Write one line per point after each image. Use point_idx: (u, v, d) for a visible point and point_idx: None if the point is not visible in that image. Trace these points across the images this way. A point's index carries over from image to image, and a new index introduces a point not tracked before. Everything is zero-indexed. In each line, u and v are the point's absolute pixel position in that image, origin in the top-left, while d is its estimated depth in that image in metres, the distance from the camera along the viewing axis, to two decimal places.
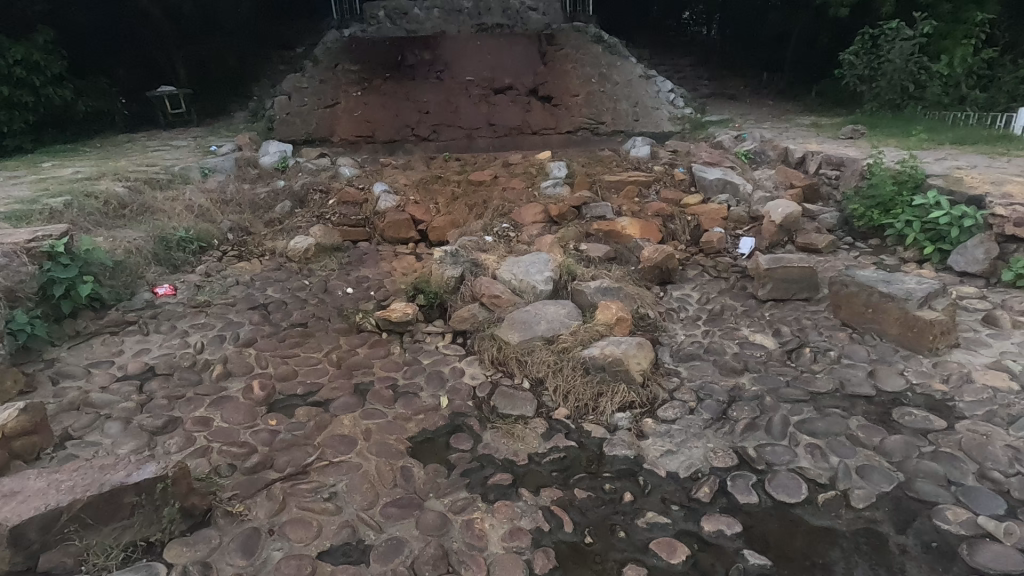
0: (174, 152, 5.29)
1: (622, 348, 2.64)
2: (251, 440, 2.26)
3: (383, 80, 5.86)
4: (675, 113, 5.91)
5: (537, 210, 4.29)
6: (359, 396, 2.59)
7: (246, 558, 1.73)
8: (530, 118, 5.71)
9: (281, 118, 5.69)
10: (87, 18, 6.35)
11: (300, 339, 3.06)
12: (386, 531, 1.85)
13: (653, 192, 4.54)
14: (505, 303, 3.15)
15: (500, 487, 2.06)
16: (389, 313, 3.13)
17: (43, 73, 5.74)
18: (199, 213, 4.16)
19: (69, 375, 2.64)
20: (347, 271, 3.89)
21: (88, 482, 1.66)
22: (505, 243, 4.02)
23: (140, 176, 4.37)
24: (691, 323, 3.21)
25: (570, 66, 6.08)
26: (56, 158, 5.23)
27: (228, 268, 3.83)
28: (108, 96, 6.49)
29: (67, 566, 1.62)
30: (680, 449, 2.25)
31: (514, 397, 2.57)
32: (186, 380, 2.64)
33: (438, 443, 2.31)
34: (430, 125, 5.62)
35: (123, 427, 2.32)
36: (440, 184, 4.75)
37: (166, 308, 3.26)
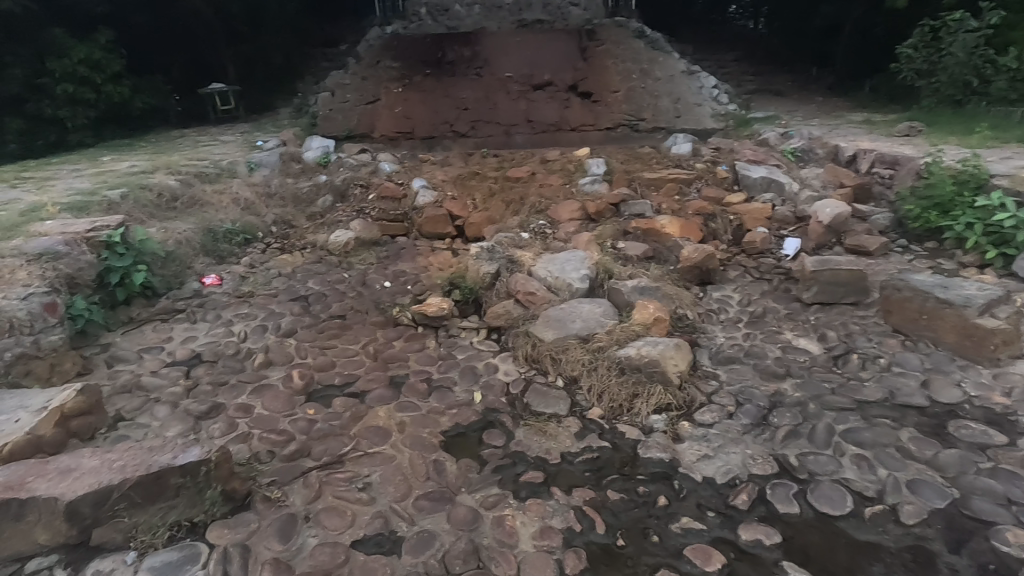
0: (223, 147, 5.46)
1: (658, 349, 2.59)
2: (290, 428, 2.32)
3: (423, 76, 5.92)
4: (717, 110, 5.76)
5: (574, 207, 4.25)
6: (394, 389, 2.63)
7: (282, 543, 1.76)
8: (568, 114, 5.66)
9: (323, 114, 5.81)
10: (144, 18, 6.63)
11: (338, 331, 3.12)
12: (418, 524, 1.87)
13: (694, 191, 4.43)
14: (541, 300, 3.14)
15: (532, 485, 2.05)
16: (425, 307, 3.16)
17: (104, 71, 6.04)
18: (245, 207, 4.30)
19: (123, 359, 2.76)
20: (385, 265, 3.95)
21: (137, 462, 1.73)
22: (541, 240, 4.00)
23: (190, 168, 4.52)
24: (731, 325, 3.12)
25: (610, 62, 6.01)
26: (114, 152, 5.47)
27: (271, 260, 3.94)
28: (163, 92, 6.75)
29: (117, 541, 1.69)
30: (718, 454, 2.19)
31: (547, 395, 2.56)
32: (230, 368, 2.73)
33: (471, 438, 2.31)
34: (469, 121, 5.63)
35: (171, 411, 2.41)
36: (477, 180, 4.78)
37: (213, 298, 3.38)
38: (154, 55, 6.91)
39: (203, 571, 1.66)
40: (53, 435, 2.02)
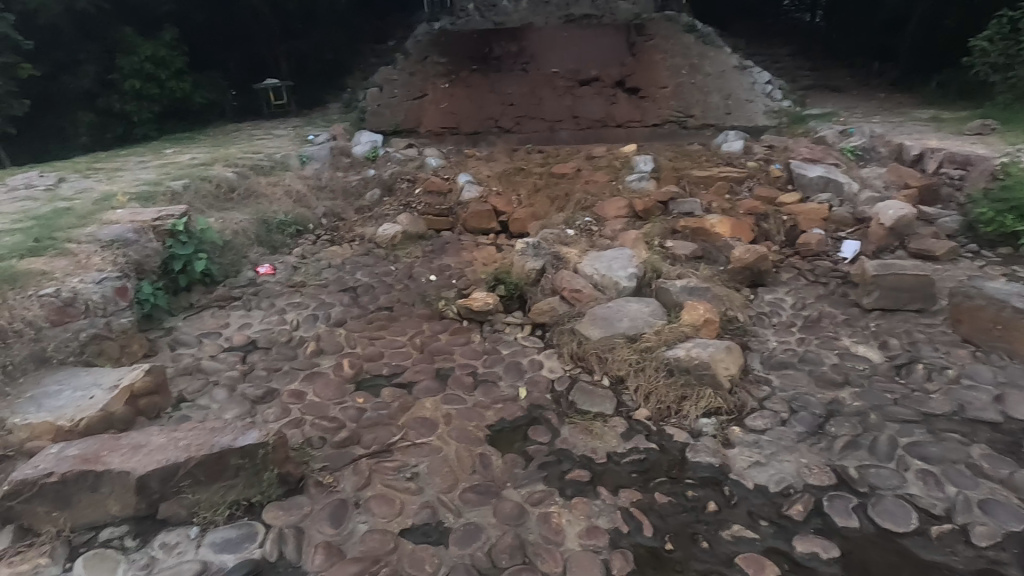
0: (276, 141, 5.64)
1: (709, 351, 2.53)
2: (340, 415, 2.38)
3: (469, 72, 5.90)
4: (771, 107, 5.57)
5: (621, 204, 4.20)
6: (440, 381, 2.66)
7: (334, 527, 1.81)
8: (614, 110, 5.58)
9: (372, 110, 5.91)
10: (205, 17, 6.91)
11: (385, 322, 3.19)
12: (464, 516, 1.88)
13: (745, 189, 4.31)
14: (586, 298, 3.12)
15: (578, 484, 2.04)
16: (470, 301, 3.18)
17: (168, 68, 6.34)
18: (297, 199, 4.44)
19: (184, 343, 2.88)
20: (430, 259, 4.00)
21: (201, 442, 1.81)
22: (587, 237, 3.96)
23: (246, 161, 4.66)
24: (784, 329, 3.01)
25: (659, 57, 5.82)
26: (175, 145, 5.72)
27: (322, 251, 4.05)
28: (221, 88, 7.01)
29: (181, 516, 1.76)
30: (771, 462, 2.12)
31: (593, 393, 2.54)
32: (283, 355, 2.82)
33: (517, 433, 2.32)
34: (514, 117, 5.64)
35: (229, 394, 2.50)
36: (522, 176, 4.78)
37: (267, 287, 3.50)
38: (213, 52, 7.19)
39: (260, 549, 1.71)
40: (121, 412, 2.12)
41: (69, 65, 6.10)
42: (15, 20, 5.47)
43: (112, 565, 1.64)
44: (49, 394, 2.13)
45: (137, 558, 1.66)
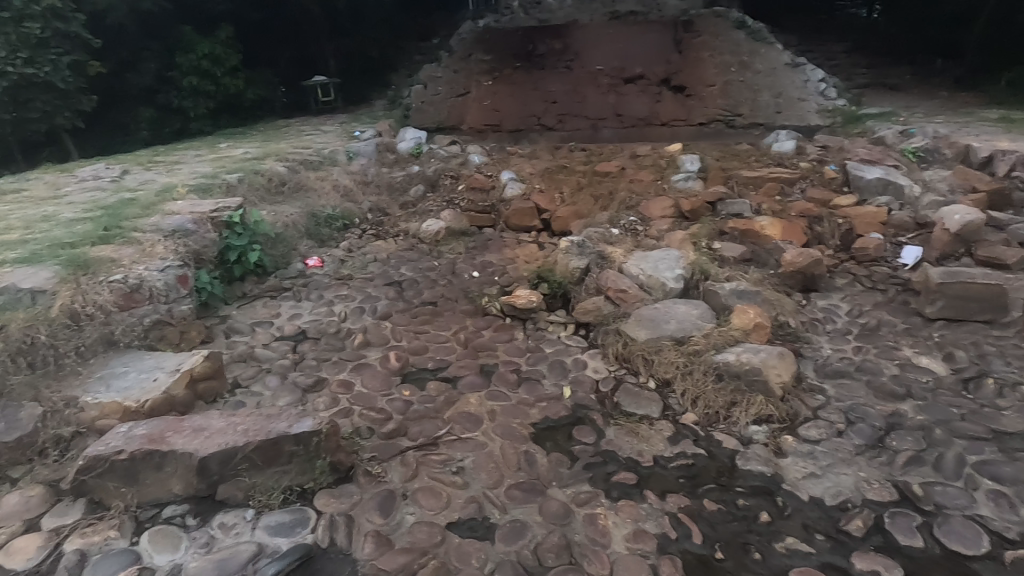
0: (323, 136, 5.76)
1: (760, 357, 2.46)
2: (387, 407, 2.42)
3: (513, 69, 5.87)
4: (824, 105, 5.35)
5: (667, 204, 4.13)
6: (484, 377, 2.67)
7: (383, 517, 1.83)
8: (659, 108, 5.47)
9: (416, 107, 5.98)
10: (259, 15, 7.12)
11: (429, 317, 3.22)
12: (510, 513, 1.88)
13: (797, 191, 4.17)
14: (632, 299, 3.08)
15: (624, 486, 2.02)
16: (514, 299, 3.19)
17: (223, 65, 6.57)
18: (344, 194, 4.53)
19: (238, 331, 2.96)
20: (473, 255, 4.02)
21: (258, 427, 1.87)
22: (632, 237, 3.90)
23: (296, 156, 4.78)
24: (839, 336, 2.90)
25: (706, 55, 5.63)
26: (229, 140, 5.92)
27: (367, 245, 4.13)
28: (272, 85, 7.21)
29: (238, 498, 1.82)
30: (826, 474, 2.05)
31: (639, 396, 2.50)
32: (332, 346, 2.89)
33: (562, 432, 2.31)
34: (556, 115, 5.59)
35: (280, 381, 2.57)
36: (565, 174, 4.76)
37: (315, 279, 3.58)
38: (266, 50, 7.40)
39: (312, 534, 1.75)
40: (182, 395, 2.21)
41: (132, 62, 6.40)
42: (85, 20, 5.77)
43: (174, 541, 1.69)
44: (116, 375, 2.23)
45: (198, 536, 1.71)
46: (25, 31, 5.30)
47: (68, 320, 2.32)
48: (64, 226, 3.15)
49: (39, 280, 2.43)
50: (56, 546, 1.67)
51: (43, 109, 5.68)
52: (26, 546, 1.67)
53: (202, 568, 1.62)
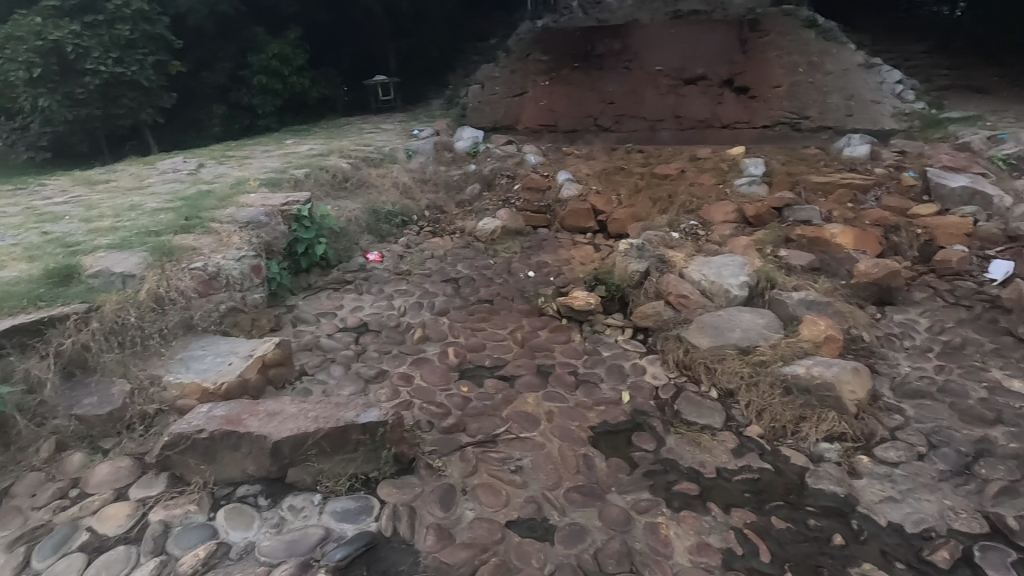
0: (384, 134, 5.89)
1: (833, 371, 2.35)
2: (446, 401, 2.45)
3: (570, 69, 5.85)
4: (901, 109, 4.97)
5: (730, 209, 4.01)
6: (541, 377, 2.66)
7: (444, 511, 1.86)
8: (720, 110, 5.23)
9: (474, 107, 6.03)
10: (325, 17, 7.36)
11: (486, 315, 3.24)
12: (569, 515, 1.87)
13: (872, 199, 3.95)
14: (694, 305, 3.00)
15: (686, 496, 1.97)
16: (571, 300, 3.17)
17: (291, 65, 6.84)
18: (403, 190, 4.62)
19: (304, 320, 3.06)
20: (528, 255, 4.02)
21: (328, 415, 1.93)
22: (692, 241, 3.80)
23: (358, 153, 4.91)
24: (918, 353, 2.72)
25: (774, 54, 5.38)
26: (295, 137, 6.14)
27: (425, 242, 4.20)
28: (336, 84, 7.44)
29: (306, 483, 1.88)
30: (906, 499, 1.93)
31: (700, 405, 2.43)
32: (392, 339, 2.95)
33: (621, 437, 2.27)
34: (614, 115, 5.48)
35: (344, 371, 2.64)
36: (623, 175, 4.69)
37: (376, 273, 3.67)
38: (330, 50, 7.66)
39: (376, 523, 1.79)
40: (254, 380, 2.30)
41: (209, 62, 6.74)
42: (169, 22, 6.14)
43: (248, 520, 1.76)
44: (195, 358, 2.35)
45: (269, 517, 1.78)
46: (116, 33, 5.69)
47: (153, 303, 2.44)
48: (149, 215, 3.35)
49: (130, 265, 2.58)
50: (142, 516, 1.77)
51: (129, 106, 6.06)
52: (116, 514, 1.77)
53: (273, 547, 1.68)
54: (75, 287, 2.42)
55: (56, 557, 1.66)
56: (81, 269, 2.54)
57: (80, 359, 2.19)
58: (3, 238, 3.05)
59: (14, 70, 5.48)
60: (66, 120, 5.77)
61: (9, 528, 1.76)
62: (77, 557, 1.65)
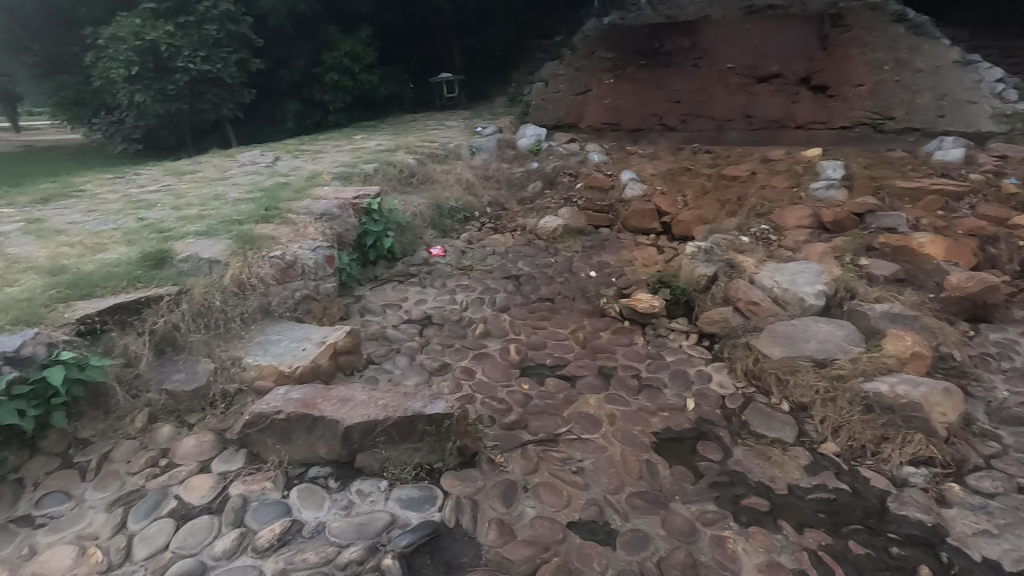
0: (448, 131, 5.98)
1: (921, 391, 2.19)
2: (507, 398, 2.46)
3: (637, 67, 5.67)
4: (1001, 109, 4.49)
5: (805, 213, 3.81)
6: (603, 378, 2.63)
7: (505, 506, 1.87)
8: (795, 109, 4.94)
9: (537, 104, 6.01)
10: (395, 16, 7.55)
11: (548, 313, 3.24)
12: (631, 521, 1.84)
13: (965, 207, 3.66)
14: (765, 312, 2.87)
15: (755, 511, 1.89)
16: (635, 302, 3.12)
17: (362, 62, 7.05)
18: (466, 186, 4.66)
19: (371, 311, 3.14)
20: (590, 255, 3.98)
21: (396, 404, 2.00)
22: (764, 246, 3.64)
23: (424, 148, 5.00)
24: (1018, 377, 2.50)
25: (856, 51, 5.01)
26: (363, 132, 6.33)
27: (486, 238, 4.24)
28: (402, 81, 7.62)
29: (373, 469, 1.94)
30: (1004, 535, 1.77)
31: (771, 418, 2.33)
32: (455, 333, 2.99)
33: (685, 445, 2.21)
34: (680, 115, 5.29)
35: (408, 362, 2.70)
36: (690, 176, 4.56)
37: (439, 268, 3.73)
38: (398, 48, 7.85)
39: (439, 513, 1.82)
40: (326, 365, 2.40)
41: (285, 60, 7.06)
42: (252, 22, 6.45)
43: (319, 501, 1.84)
44: (272, 342, 2.47)
45: (339, 499, 1.85)
46: (205, 32, 6.04)
47: (236, 288, 2.57)
48: (232, 205, 3.53)
49: (215, 252, 2.72)
50: (223, 489, 1.88)
51: (213, 101, 6.42)
52: (201, 485, 1.88)
53: (342, 529, 1.74)
54: (168, 271, 2.59)
55: (148, 520, 1.78)
56: (173, 253, 2.71)
57: (170, 337, 2.34)
58: (105, 223, 3.30)
59: (115, 67, 5.86)
60: (158, 114, 6.18)
61: (108, 490, 1.89)
62: (167, 522, 1.77)
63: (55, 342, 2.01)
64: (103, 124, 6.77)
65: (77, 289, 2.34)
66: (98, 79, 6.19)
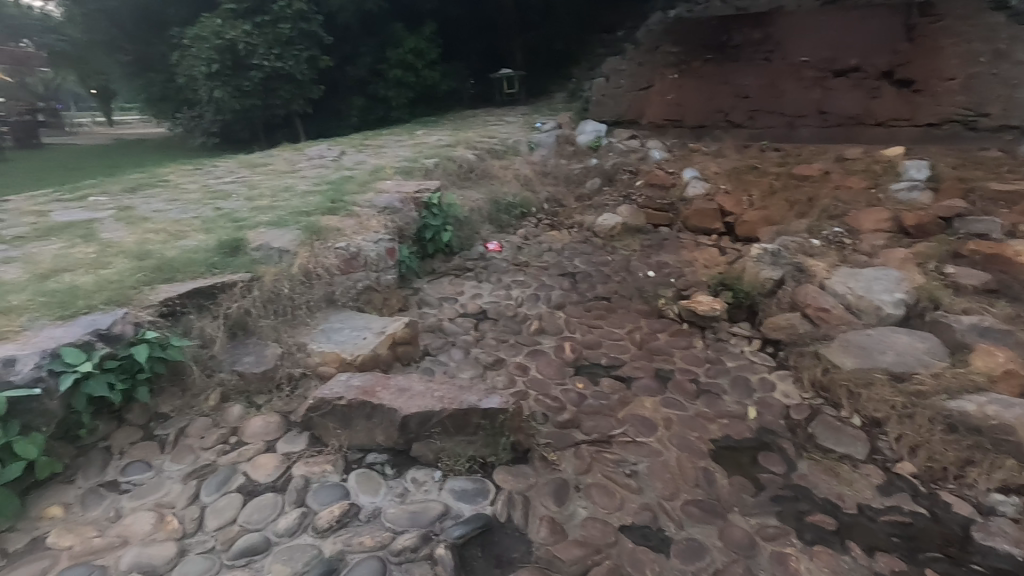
0: (507, 127, 5.99)
1: (1015, 412, 2.01)
2: (561, 396, 2.44)
3: (702, 62, 5.26)
4: None
5: (884, 216, 3.58)
6: (659, 381, 2.57)
7: (557, 505, 1.86)
8: (874, 105, 4.53)
9: (597, 100, 5.94)
10: (458, 13, 7.69)
11: (604, 312, 3.19)
12: (686, 530, 1.79)
13: None
14: (836, 320, 2.72)
15: (820, 529, 1.79)
16: (695, 304, 3.03)
17: (425, 59, 7.18)
18: (524, 182, 4.67)
19: (428, 303, 3.20)
20: (648, 254, 3.90)
21: (452, 396, 2.03)
22: (836, 250, 3.44)
23: (483, 144, 5.03)
24: None
25: (948, 42, 4.22)
26: (424, 128, 6.44)
27: (543, 235, 4.23)
28: (463, 77, 7.70)
29: (428, 458, 1.98)
30: None
31: (840, 432, 2.20)
32: (510, 328, 3.00)
33: (746, 455, 2.13)
34: (747, 111, 5.07)
35: (463, 355, 2.73)
36: (756, 175, 4.36)
37: (495, 263, 3.75)
38: (460, 45, 8.00)
39: (491, 506, 1.83)
40: (385, 355, 2.46)
41: (353, 56, 7.29)
42: (322, 20, 6.69)
43: (375, 486, 1.89)
44: (335, 330, 2.56)
45: (394, 486, 1.89)
46: (279, 31, 6.31)
47: (303, 277, 2.68)
48: (300, 197, 3.69)
49: (285, 241, 2.85)
50: (287, 468, 1.97)
51: (284, 97, 6.70)
52: (267, 463, 1.98)
53: (397, 515, 1.78)
54: (242, 258, 2.72)
55: (218, 493, 1.89)
56: (247, 242, 2.85)
57: (242, 322, 2.46)
58: (185, 212, 3.51)
59: (198, 65, 6.28)
60: (234, 110, 6.51)
61: (184, 463, 2.00)
62: (235, 497, 1.87)
63: (141, 322, 2.15)
64: (186, 119, 7.21)
65: (161, 273, 2.50)
66: (182, 77, 6.60)
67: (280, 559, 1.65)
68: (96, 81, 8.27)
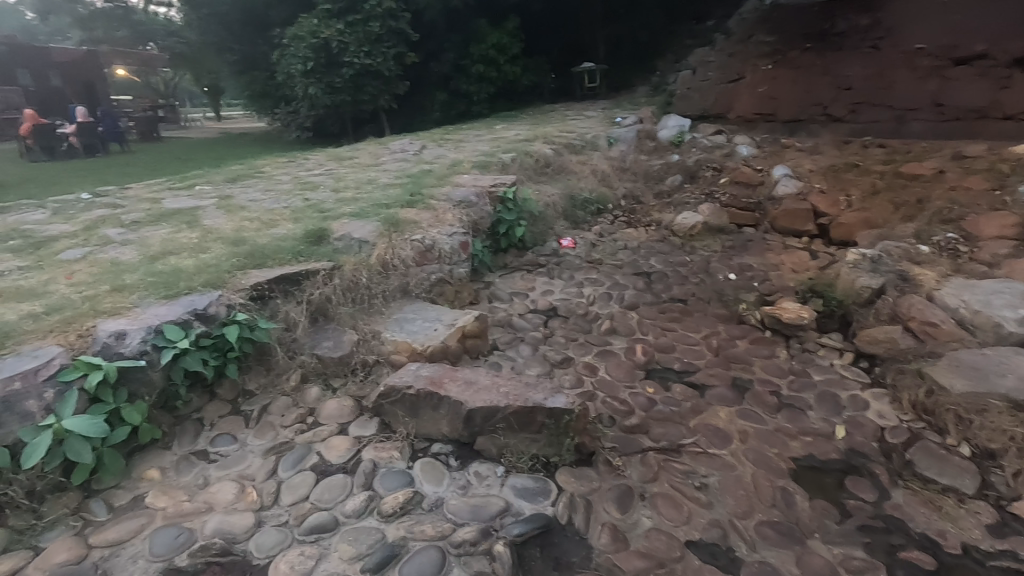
0: (586, 121, 5.90)
1: None
2: (630, 400, 2.37)
3: (801, 51, 4.92)
4: None
5: (1009, 221, 3.18)
6: (736, 391, 2.43)
7: (621, 512, 1.81)
8: (1004, 96, 3.95)
9: (681, 93, 5.69)
10: (542, 7, 7.69)
11: (679, 315, 3.06)
12: (759, 552, 1.68)
13: None
14: (945, 336, 2.45)
15: (914, 567, 1.62)
16: (779, 311, 2.84)
17: (507, 53, 7.22)
18: (601, 178, 4.58)
19: (499, 297, 3.20)
20: (730, 256, 3.70)
21: (518, 393, 2.03)
22: (948, 258, 3.10)
23: (561, 139, 4.98)
24: None
25: None
26: (503, 123, 6.48)
27: (618, 232, 4.13)
28: (544, 71, 7.68)
29: (492, 453, 1.98)
30: None
31: (945, 461, 1.98)
32: (580, 326, 2.95)
33: (831, 477, 1.96)
34: (850, 103, 4.63)
35: (532, 351, 2.72)
36: (856, 173, 4.01)
37: (568, 259, 3.70)
38: (542, 39, 8.01)
39: (552, 507, 1.81)
40: (454, 347, 2.49)
41: (437, 53, 7.45)
42: (410, 18, 6.88)
43: (439, 476, 1.92)
44: (408, 320, 2.62)
45: (457, 477, 1.92)
46: (369, 29, 6.54)
47: (380, 267, 2.77)
48: (382, 190, 3.82)
49: (366, 232, 2.96)
50: (357, 451, 2.04)
51: (371, 93, 6.97)
52: (339, 445, 2.06)
53: (458, 508, 1.79)
54: (325, 247, 2.86)
55: (294, 470, 1.99)
56: (331, 233, 2.99)
57: (323, 308, 2.59)
58: (277, 202, 3.74)
59: (295, 63, 6.63)
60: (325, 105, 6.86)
61: (265, 438, 2.13)
62: (309, 475, 1.96)
63: (233, 305, 2.31)
64: (283, 114, 7.70)
65: (253, 259, 2.67)
66: (281, 74, 7.03)
67: (346, 539, 1.71)
68: (207, 80, 9.00)
